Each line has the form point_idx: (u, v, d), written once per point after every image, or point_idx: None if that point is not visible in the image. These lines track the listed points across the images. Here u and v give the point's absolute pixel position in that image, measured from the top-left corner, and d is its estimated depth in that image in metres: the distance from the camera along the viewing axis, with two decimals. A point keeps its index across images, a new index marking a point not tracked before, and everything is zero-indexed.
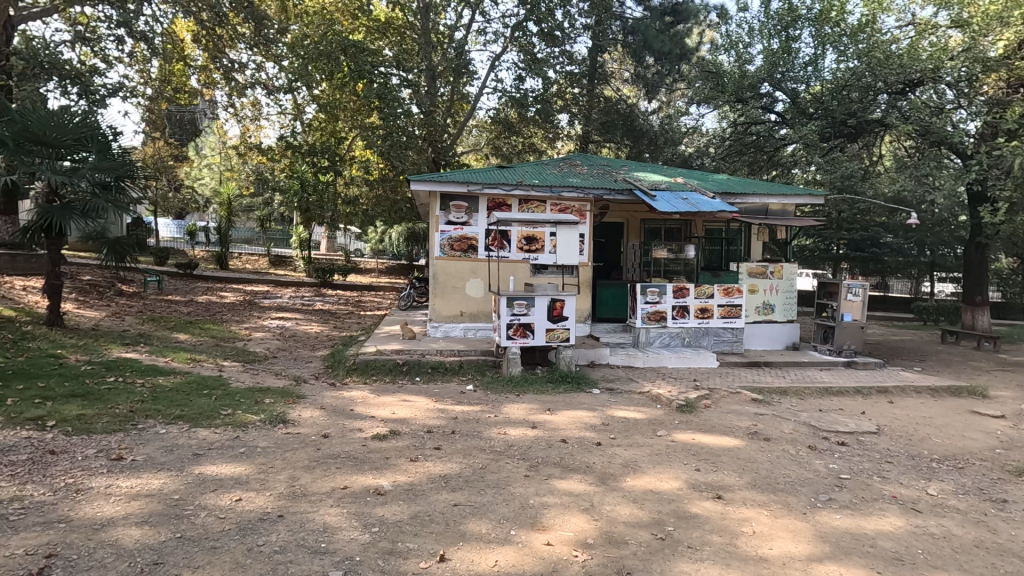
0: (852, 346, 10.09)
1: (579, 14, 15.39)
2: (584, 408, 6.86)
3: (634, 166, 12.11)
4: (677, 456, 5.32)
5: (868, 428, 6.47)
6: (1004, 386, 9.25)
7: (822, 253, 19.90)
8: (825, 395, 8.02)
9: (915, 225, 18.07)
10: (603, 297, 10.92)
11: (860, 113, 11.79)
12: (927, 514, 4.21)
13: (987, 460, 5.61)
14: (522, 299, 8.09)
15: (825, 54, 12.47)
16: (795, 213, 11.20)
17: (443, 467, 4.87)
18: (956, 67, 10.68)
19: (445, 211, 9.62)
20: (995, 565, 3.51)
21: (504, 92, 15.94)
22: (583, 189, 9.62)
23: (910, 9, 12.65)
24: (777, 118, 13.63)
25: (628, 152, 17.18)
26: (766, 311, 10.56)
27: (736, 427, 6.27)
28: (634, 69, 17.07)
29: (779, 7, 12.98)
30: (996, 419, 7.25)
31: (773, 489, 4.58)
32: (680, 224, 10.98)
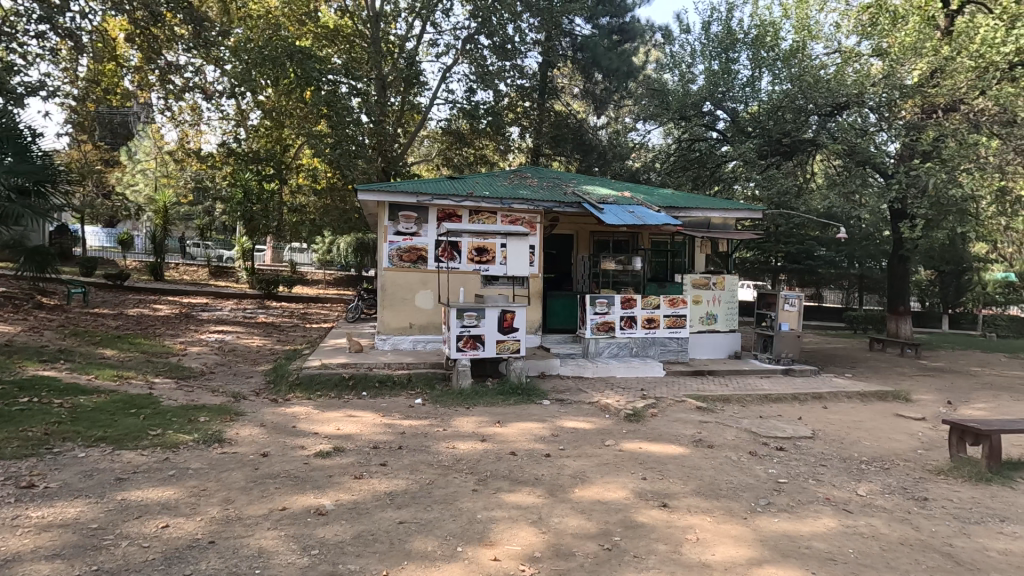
0: (789, 354, 10.55)
1: (529, 29, 15.56)
2: (534, 420, 6.86)
3: (582, 179, 12.31)
4: (625, 465, 5.37)
5: (804, 433, 6.75)
6: (926, 391, 9.88)
7: (761, 266, 21.25)
8: (765, 402, 8.33)
9: (845, 239, 19.17)
10: (553, 308, 10.95)
11: (794, 133, 12.43)
12: (858, 515, 4.40)
13: (911, 461, 5.95)
14: (472, 310, 8.02)
15: (761, 77, 13.14)
16: (735, 227, 11.67)
17: (389, 484, 4.73)
18: (878, 93, 11.47)
19: (393, 221, 9.50)
20: (920, 561, 3.70)
21: (455, 103, 15.96)
22: (533, 201, 9.69)
23: (837, 37, 13.54)
24: (718, 136, 14.25)
25: (578, 166, 17.46)
26: (709, 321, 10.91)
27: (682, 435, 6.41)
28: (584, 85, 17.37)
29: (719, 31, 13.71)
30: (918, 421, 7.74)
31: (716, 495, 4.69)
32: (627, 237, 11.29)
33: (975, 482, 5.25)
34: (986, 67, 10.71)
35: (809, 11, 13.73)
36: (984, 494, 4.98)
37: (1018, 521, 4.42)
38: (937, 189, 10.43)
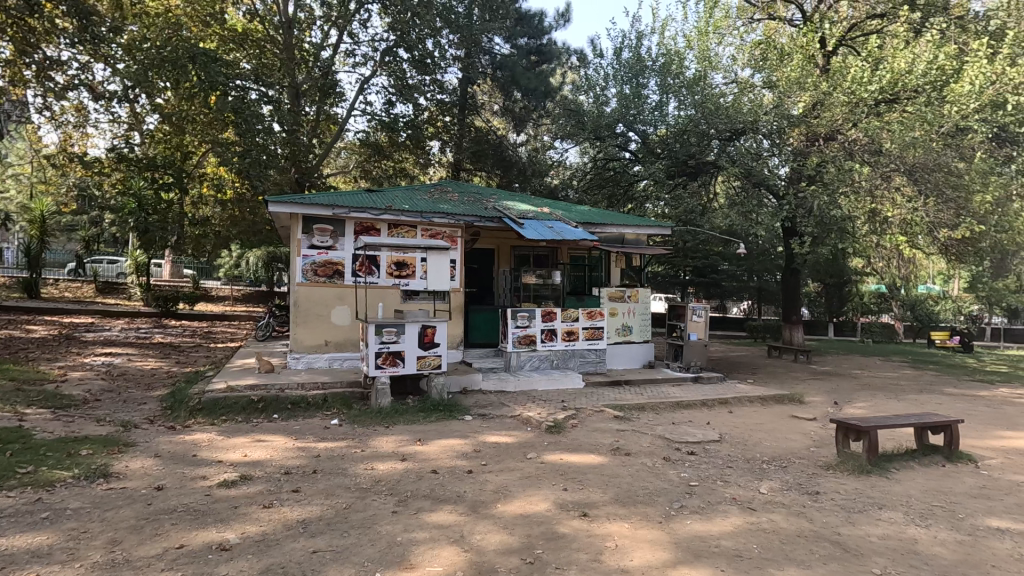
0: (698, 363, 11.17)
1: (449, 45, 15.64)
2: (456, 436, 6.77)
3: (502, 194, 12.45)
4: (547, 477, 5.41)
5: (712, 437, 7.15)
6: (816, 393, 10.80)
7: (671, 279, 22.50)
8: (677, 408, 8.75)
9: (744, 255, 20.49)
10: (474, 322, 10.92)
11: (698, 155, 13.36)
12: (760, 512, 4.71)
13: (805, 458, 6.47)
14: (391, 326, 7.80)
15: (668, 102, 13.99)
16: (647, 242, 12.26)
17: (302, 511, 4.46)
18: (769, 121, 12.55)
19: (307, 234, 9.11)
20: (814, 551, 4.00)
21: (373, 115, 15.67)
22: (454, 216, 9.67)
23: (733, 69, 14.74)
24: (630, 156, 14.94)
25: (499, 181, 17.65)
26: (624, 333, 11.32)
27: (601, 445, 6.57)
28: (503, 102, 17.64)
29: (629, 57, 14.53)
30: (810, 421, 8.43)
31: (633, 502, 4.84)
32: (546, 252, 11.57)
33: (858, 475, 5.79)
34: (857, 103, 11.92)
35: (709, 44, 14.85)
36: (866, 485, 5.50)
37: (893, 508, 4.92)
38: (821, 210, 11.66)
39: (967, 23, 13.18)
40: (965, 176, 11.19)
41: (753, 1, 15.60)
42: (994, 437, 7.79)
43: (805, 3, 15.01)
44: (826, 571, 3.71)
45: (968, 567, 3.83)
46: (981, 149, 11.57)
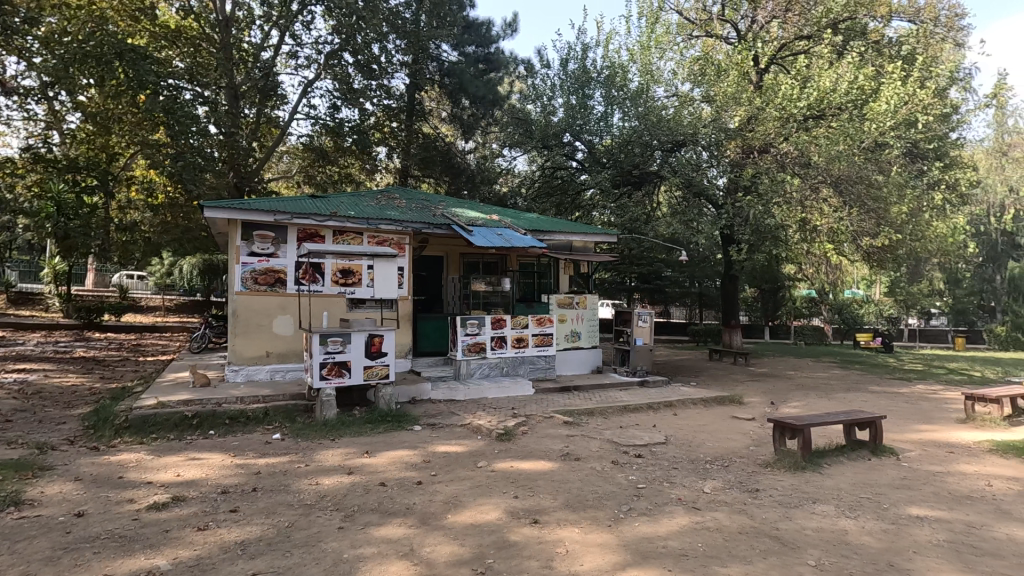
0: (643, 367, 11.46)
1: (395, 50, 15.46)
2: (405, 447, 6.63)
3: (451, 201, 12.39)
4: (497, 485, 5.38)
5: (659, 439, 7.33)
6: (755, 394, 11.29)
7: (618, 286, 23.02)
8: (625, 412, 8.93)
9: (686, 262, 21.22)
10: (423, 330, 10.78)
11: (642, 165, 13.80)
12: (705, 511, 4.85)
13: (745, 456, 6.74)
14: (336, 335, 7.58)
15: (613, 113, 14.36)
16: (594, 249, 12.50)
17: (241, 532, 4.24)
18: (708, 134, 13.11)
19: (247, 241, 8.76)
20: (755, 546, 4.16)
21: (317, 119, 15.29)
22: (401, 222, 9.53)
23: (674, 83, 15.31)
24: (577, 165, 15.22)
25: (447, 188, 17.52)
26: (573, 338, 11.48)
27: (551, 451, 6.61)
28: (451, 110, 17.56)
29: (575, 69, 14.82)
30: (749, 421, 8.80)
31: (583, 507, 4.88)
32: (495, 258, 11.60)
33: (794, 471, 6.08)
34: (787, 118, 12.63)
35: (651, 58, 15.37)
36: (800, 480, 5.78)
37: (826, 501, 5.19)
38: (756, 219, 12.26)
39: (883, 47, 14.24)
40: (884, 188, 12.04)
41: (692, 18, 16.26)
42: (913, 431, 8.37)
43: (740, 22, 15.78)
44: (766, 565, 3.86)
45: (892, 554, 4.09)
46: (897, 164, 12.49)
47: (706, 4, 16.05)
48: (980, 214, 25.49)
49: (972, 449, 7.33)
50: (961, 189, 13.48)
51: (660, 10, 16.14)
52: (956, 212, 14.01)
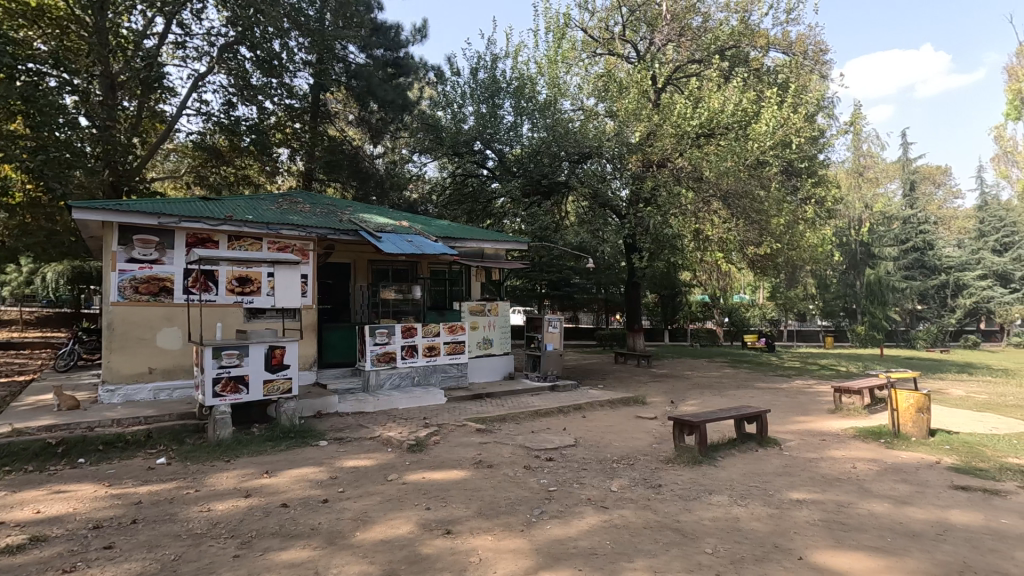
0: (554, 372, 11.73)
1: (298, 48, 14.76)
2: (309, 464, 6.28)
3: (359, 206, 12.00)
4: (409, 498, 5.24)
5: (568, 442, 7.51)
6: (657, 394, 11.92)
7: (528, 292, 23.45)
8: (536, 417, 9.06)
9: (593, 269, 21.74)
10: (330, 341, 10.32)
11: (550, 175, 14.20)
12: (612, 509, 5.02)
13: (648, 454, 7.09)
14: (232, 347, 7.05)
15: (523, 123, 14.64)
16: (505, 257, 12.63)
17: (117, 570, 3.79)
18: (611, 147, 13.77)
19: (125, 247, 7.93)
20: (658, 540, 4.36)
21: (210, 116, 14.25)
22: (305, 228, 9.08)
23: (580, 98, 15.94)
24: (487, 173, 15.37)
25: (355, 194, 16.87)
26: (486, 345, 11.53)
27: (464, 459, 6.56)
28: (358, 113, 16.99)
29: (485, 78, 14.98)
30: (651, 420, 9.27)
31: (496, 514, 4.88)
32: (407, 266, 11.45)
33: (692, 465, 6.47)
34: (682, 135, 13.53)
35: (558, 72, 15.90)
36: (698, 474, 6.17)
37: (720, 492, 5.57)
38: (656, 229, 13.04)
39: (763, 74, 15.71)
40: (765, 203, 13.24)
41: (596, 37, 17.00)
42: (792, 422, 9.24)
43: (639, 43, 16.75)
44: (669, 556, 4.06)
45: (777, 536, 4.46)
46: (776, 180, 13.80)
47: (609, 23, 16.85)
48: (843, 227, 28.80)
49: (840, 436, 8.22)
50: (828, 203, 15.16)
51: (566, 26, 16.75)
52: (824, 225, 15.74)
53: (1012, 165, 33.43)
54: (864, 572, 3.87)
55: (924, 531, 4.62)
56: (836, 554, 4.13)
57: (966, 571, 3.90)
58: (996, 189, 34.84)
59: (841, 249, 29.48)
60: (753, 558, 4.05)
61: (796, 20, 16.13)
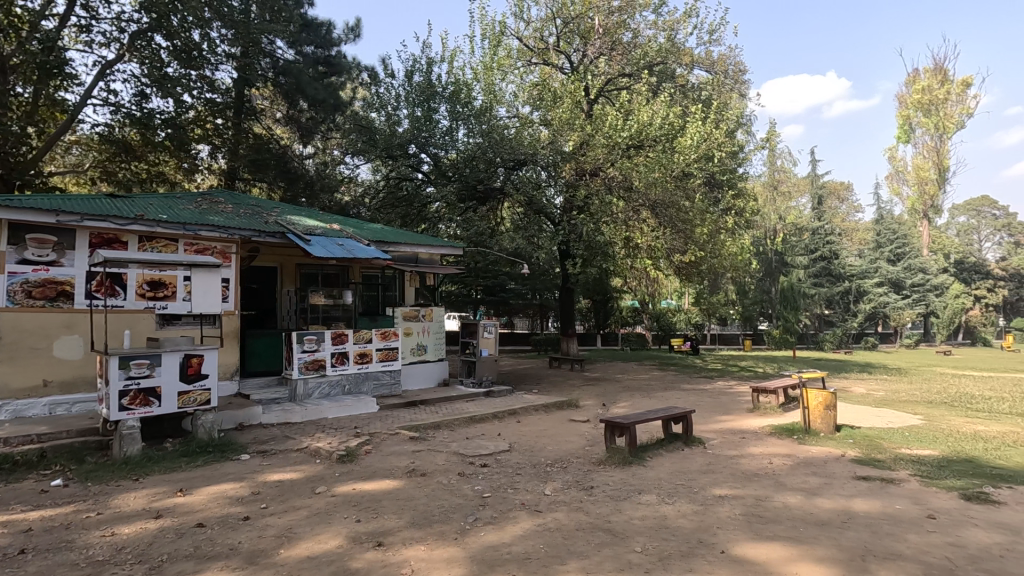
0: (488, 377, 11.72)
1: (220, 40, 13.98)
2: (229, 480, 5.91)
3: (286, 208, 11.50)
4: (338, 511, 5.04)
5: (503, 447, 7.52)
6: (589, 398, 12.17)
7: (463, 298, 23.38)
8: (471, 423, 9.01)
9: (528, 275, 21.99)
10: (253, 349, 9.85)
11: (486, 180, 14.21)
12: (546, 513, 5.06)
13: (581, 456, 7.21)
14: (142, 357, 6.52)
15: (458, 128, 14.57)
16: (440, 262, 12.51)
17: None
18: (546, 155, 14.00)
19: (17, 247, 7.19)
20: (591, 541, 4.44)
21: (119, 107, 13.21)
22: (227, 229, 8.58)
23: (515, 105, 16.11)
24: (423, 177, 15.20)
25: (282, 194, 16.13)
26: (420, 352, 11.36)
27: (396, 468, 6.41)
28: (286, 111, 16.25)
29: (421, 82, 14.81)
30: (584, 423, 9.45)
31: (430, 523, 4.79)
32: (337, 270, 11.09)
33: (623, 466, 6.64)
34: (613, 145, 13.80)
35: (493, 79, 16.00)
36: (628, 474, 6.34)
37: (649, 491, 5.75)
38: (589, 236, 13.37)
39: (688, 91, 16.49)
40: (690, 213, 13.89)
41: (531, 46, 17.23)
42: (714, 421, 9.70)
43: (573, 54, 17.13)
44: (601, 557, 4.13)
45: (701, 532, 4.65)
46: (700, 191, 14.49)
47: (544, 33, 17.11)
48: (760, 237, 30.71)
49: (758, 433, 8.72)
50: (746, 214, 16.11)
51: (501, 34, 16.90)
52: (742, 234, 16.71)
53: (903, 184, 36.95)
54: (779, 561, 4.11)
55: (832, 519, 4.97)
56: (755, 546, 4.36)
57: (867, 554, 4.23)
58: (890, 204, 38.37)
59: (758, 257, 31.41)
60: (679, 553, 4.20)
61: (718, 40, 17.08)
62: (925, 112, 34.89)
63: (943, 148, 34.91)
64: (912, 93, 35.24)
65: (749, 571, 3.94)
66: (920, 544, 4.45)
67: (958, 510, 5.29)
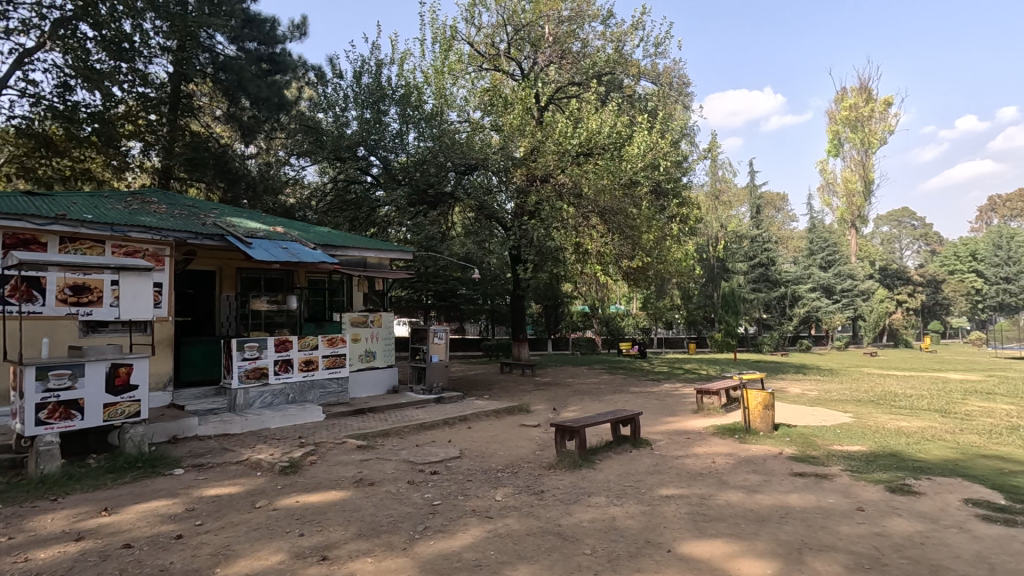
0: (439, 383, 11.58)
1: (155, 32, 13.26)
2: (161, 496, 5.56)
3: (226, 209, 11.01)
4: (280, 525, 4.83)
5: (453, 454, 7.44)
6: (541, 402, 12.23)
7: (414, 303, 23.10)
8: (421, 430, 8.86)
9: (479, 280, 21.96)
10: (189, 357, 9.34)
11: (437, 185, 14.10)
12: (496, 519, 5.03)
13: (532, 461, 7.23)
14: (62, 366, 6.06)
15: (408, 132, 14.37)
16: (389, 266, 12.29)
17: None
18: (497, 161, 14.03)
19: None
20: (540, 545, 4.43)
21: (38, 99, 12.29)
22: (160, 230, 8.12)
23: (466, 110, 16.12)
24: (372, 181, 14.96)
25: (222, 195, 15.42)
26: (368, 358, 11.11)
27: (343, 478, 6.22)
28: (226, 108, 15.51)
29: (371, 83, 14.55)
30: (535, 428, 9.48)
31: (377, 533, 4.66)
32: (281, 274, 10.64)
33: (573, 469, 6.70)
34: (564, 152, 13.93)
35: (443, 83, 15.97)
36: (578, 477, 6.39)
37: (598, 493, 5.82)
38: (540, 241, 13.51)
39: (635, 101, 16.93)
40: (637, 220, 14.22)
41: (482, 52, 17.28)
42: (661, 423, 9.95)
43: (523, 62, 17.28)
44: (551, 561, 4.14)
45: (648, 532, 4.73)
46: (646, 199, 14.83)
47: (495, 40, 17.20)
48: (703, 244, 31.84)
49: (702, 434, 9.00)
50: (690, 221, 16.66)
51: (452, 39, 16.89)
52: (686, 241, 17.28)
53: (833, 195, 39.24)
54: (721, 557, 4.23)
55: (770, 515, 5.18)
56: (698, 544, 4.47)
57: (803, 547, 4.42)
58: (821, 214, 40.67)
59: (701, 264, 32.54)
60: (627, 554, 4.26)
61: (663, 53, 17.66)
62: (852, 128, 37.29)
63: (868, 162, 37.34)
64: (841, 110, 37.58)
65: (694, 568, 4.04)
66: (850, 535, 4.69)
67: (884, 501, 5.61)
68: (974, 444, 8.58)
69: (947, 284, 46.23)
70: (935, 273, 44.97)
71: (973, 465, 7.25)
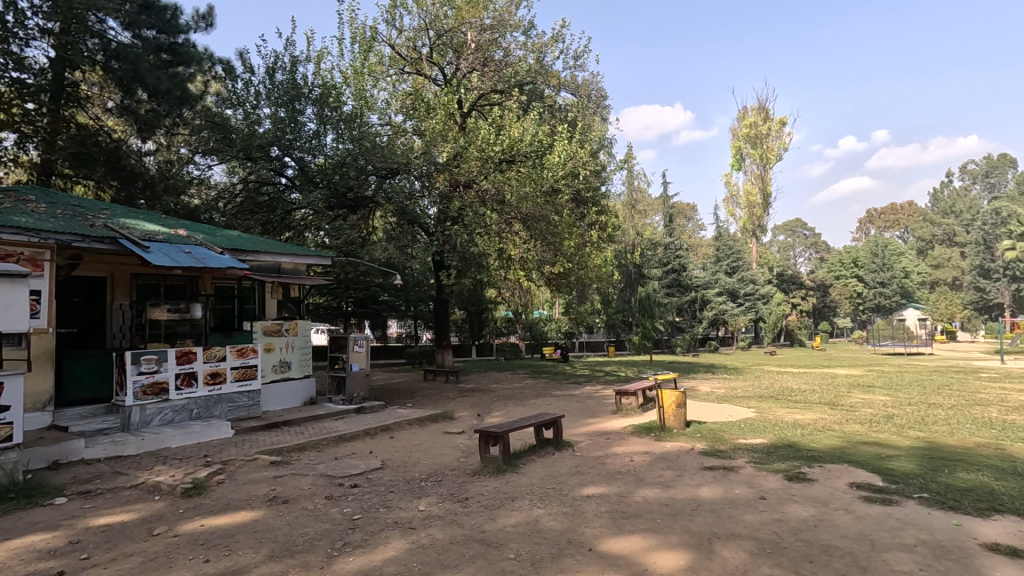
0: (360, 393, 11.17)
1: (32, 11, 11.92)
2: (38, 530, 4.95)
3: (119, 209, 10.07)
4: (182, 552, 4.46)
5: (375, 465, 7.22)
6: (465, 409, 12.16)
7: (333, 310, 22.24)
8: (340, 442, 8.53)
9: (401, 286, 21.49)
10: (73, 373, 8.42)
11: (356, 188, 13.70)
12: (419, 529, 4.93)
13: (456, 468, 7.17)
14: None
15: (326, 133, 13.82)
16: (306, 272, 11.75)
17: None
18: (419, 165, 13.73)
19: None
20: (464, 553, 4.39)
21: None
22: (37, 233, 7.27)
23: (387, 113, 15.82)
24: (287, 182, 14.30)
25: (114, 194, 14.06)
26: (283, 368, 10.58)
27: (254, 497, 5.85)
28: (120, 99, 14.20)
29: (285, 81, 13.89)
30: (459, 435, 9.42)
31: (291, 554, 4.42)
32: (183, 281, 9.83)
33: (497, 475, 6.71)
34: (486, 159, 14.05)
35: (363, 84, 15.57)
36: (502, 482, 6.41)
37: (521, 496, 5.86)
38: (463, 246, 13.44)
39: (555, 111, 17.38)
40: (558, 227, 14.57)
41: (403, 55, 17.11)
42: (582, 425, 10.21)
43: (446, 67, 17.22)
44: (475, 568, 4.10)
45: (570, 532, 4.82)
46: (567, 206, 15.19)
47: (416, 43, 17.04)
48: (621, 250, 33.10)
49: (621, 433, 9.33)
50: (609, 228, 17.25)
51: (373, 40, 16.54)
52: (605, 248, 17.90)
53: (737, 205, 42.11)
54: (639, 552, 4.39)
55: (683, 508, 5.44)
56: (618, 540, 4.62)
57: (713, 537, 4.67)
58: (726, 223, 43.64)
59: (620, 269, 33.72)
60: (550, 555, 4.32)
61: (582, 66, 18.24)
62: (753, 144, 40.45)
63: (766, 176, 40.52)
64: (743, 128, 40.58)
65: (614, 564, 4.16)
66: (754, 523, 5.02)
67: (783, 489, 6.08)
68: (856, 433, 9.49)
69: (834, 288, 51.02)
70: (824, 278, 49.49)
71: (856, 451, 8.02)
